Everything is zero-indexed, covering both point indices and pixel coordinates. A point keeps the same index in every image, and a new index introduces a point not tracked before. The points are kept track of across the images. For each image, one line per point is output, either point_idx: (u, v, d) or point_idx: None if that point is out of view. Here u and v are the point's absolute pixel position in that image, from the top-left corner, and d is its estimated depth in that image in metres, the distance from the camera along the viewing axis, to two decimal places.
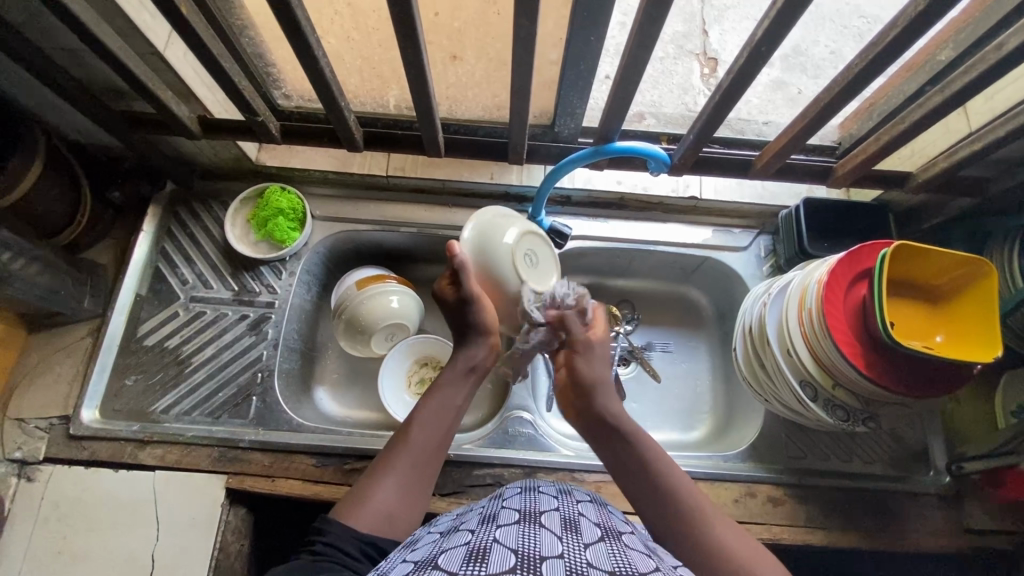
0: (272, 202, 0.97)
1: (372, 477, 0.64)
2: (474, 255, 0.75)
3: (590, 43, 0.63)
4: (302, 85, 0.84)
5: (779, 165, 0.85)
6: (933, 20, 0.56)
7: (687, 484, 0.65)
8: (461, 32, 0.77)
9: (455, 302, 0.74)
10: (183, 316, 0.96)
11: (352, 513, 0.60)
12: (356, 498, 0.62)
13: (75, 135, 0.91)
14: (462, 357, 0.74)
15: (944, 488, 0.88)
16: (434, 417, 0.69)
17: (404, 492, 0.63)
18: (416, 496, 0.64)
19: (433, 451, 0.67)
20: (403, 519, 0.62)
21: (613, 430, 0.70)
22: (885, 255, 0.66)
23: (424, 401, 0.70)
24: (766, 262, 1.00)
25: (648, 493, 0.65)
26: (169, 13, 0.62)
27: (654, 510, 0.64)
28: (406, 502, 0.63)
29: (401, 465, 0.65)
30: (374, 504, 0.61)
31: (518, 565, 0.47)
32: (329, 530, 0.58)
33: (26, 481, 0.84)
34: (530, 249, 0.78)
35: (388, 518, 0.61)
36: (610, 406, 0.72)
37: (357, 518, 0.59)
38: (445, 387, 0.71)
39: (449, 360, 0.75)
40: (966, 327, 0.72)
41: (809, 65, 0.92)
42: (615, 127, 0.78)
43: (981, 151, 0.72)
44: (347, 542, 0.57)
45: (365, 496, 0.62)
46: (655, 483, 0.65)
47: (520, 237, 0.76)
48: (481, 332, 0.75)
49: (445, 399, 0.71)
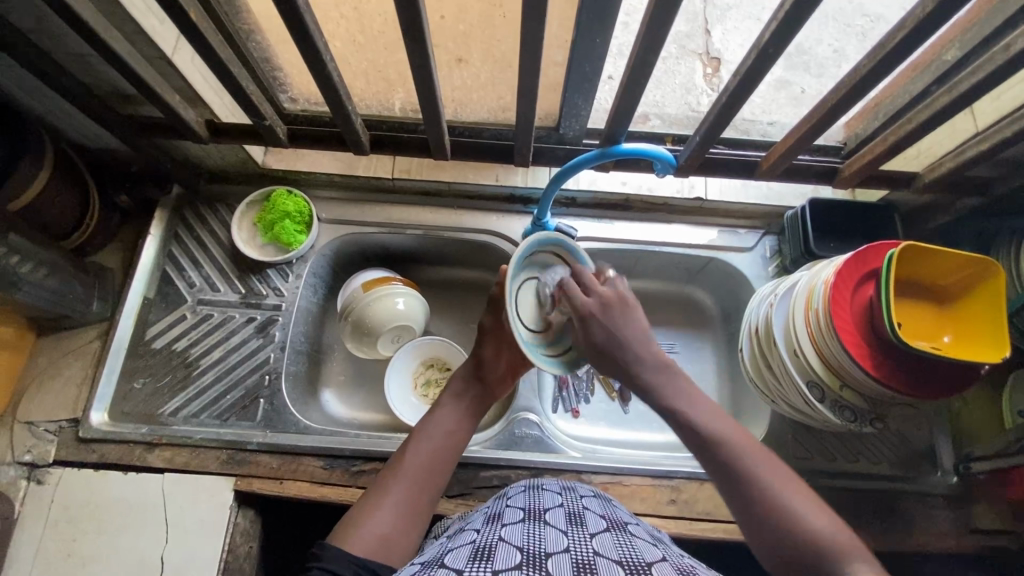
0: (279, 204, 0.97)
1: (370, 502, 0.63)
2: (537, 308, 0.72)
3: (596, 45, 0.63)
4: (308, 89, 0.85)
5: (785, 166, 0.85)
6: (941, 21, 0.56)
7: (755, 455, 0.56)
8: (466, 35, 0.77)
9: (483, 325, 0.80)
10: (190, 318, 0.97)
11: (346, 537, 0.59)
12: (351, 522, 0.61)
13: (82, 139, 0.92)
14: (464, 369, 0.78)
15: (951, 488, 0.88)
16: (431, 440, 0.69)
17: (402, 512, 0.62)
18: (408, 521, 0.62)
19: (429, 472, 0.66)
20: (399, 543, 0.60)
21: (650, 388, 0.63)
22: (893, 255, 0.66)
23: (419, 426, 0.71)
24: (772, 263, 1.00)
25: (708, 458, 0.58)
26: (178, 17, 0.62)
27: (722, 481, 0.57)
28: (401, 524, 0.61)
29: (398, 488, 0.64)
30: (367, 526, 0.60)
31: (524, 562, 0.47)
32: (325, 554, 0.56)
33: (36, 484, 0.85)
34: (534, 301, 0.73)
35: (381, 541, 0.59)
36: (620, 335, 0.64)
37: (353, 543, 0.58)
38: (437, 412, 0.72)
39: (448, 382, 0.76)
40: (975, 327, 0.72)
41: (811, 64, 0.89)
42: (621, 128, 0.78)
43: (987, 151, 0.72)
44: (346, 564, 0.55)
45: (361, 520, 0.60)
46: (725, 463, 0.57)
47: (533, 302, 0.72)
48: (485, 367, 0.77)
49: (438, 425, 0.70)
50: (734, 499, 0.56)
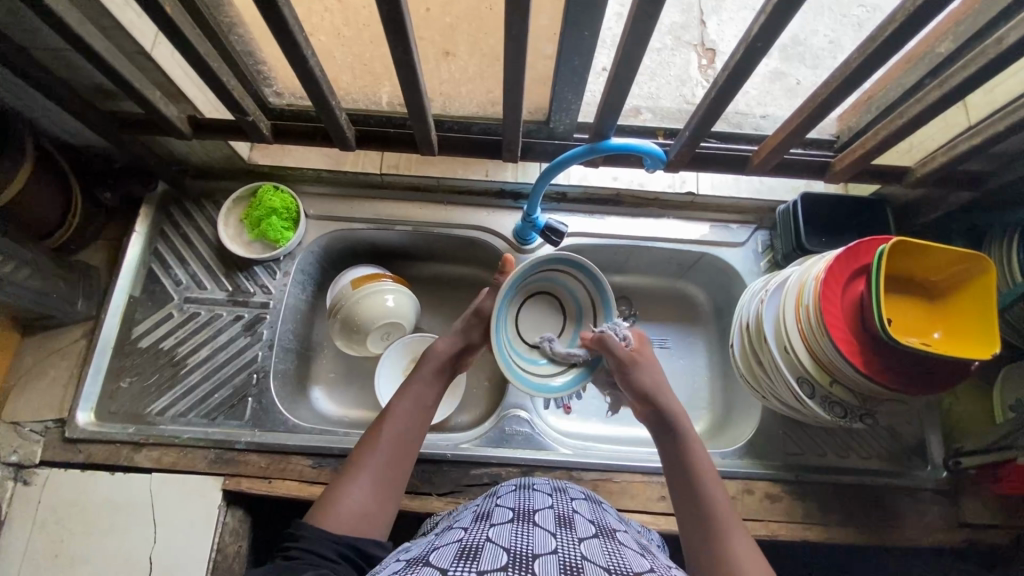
0: (265, 202, 0.96)
1: (345, 476, 0.65)
2: (539, 303, 0.84)
3: (584, 38, 0.62)
4: (292, 83, 0.83)
5: (776, 160, 0.84)
6: (933, 13, 0.55)
7: (719, 490, 0.66)
8: (452, 28, 0.75)
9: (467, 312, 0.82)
10: (177, 317, 0.96)
11: (323, 515, 0.60)
12: (327, 500, 0.62)
13: (63, 136, 0.90)
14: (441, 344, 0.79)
15: (941, 483, 0.88)
16: (407, 413, 0.71)
17: (378, 487, 0.64)
18: (384, 497, 0.64)
19: (402, 448, 0.68)
20: (376, 517, 0.63)
21: (672, 429, 0.72)
22: (882, 251, 0.66)
23: (395, 401, 0.72)
24: (764, 258, 1.00)
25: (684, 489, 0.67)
26: (154, 11, 0.61)
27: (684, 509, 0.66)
28: (378, 498, 0.64)
29: (372, 464, 0.66)
30: (346, 504, 0.62)
31: (510, 563, 0.47)
32: (303, 534, 0.58)
33: (22, 485, 0.84)
34: (547, 304, 0.85)
35: (360, 518, 0.62)
36: (655, 379, 0.76)
37: (330, 522, 0.60)
38: (412, 387, 0.73)
39: (423, 360, 0.77)
40: (964, 323, 0.71)
41: (807, 56, 0.85)
42: (610, 122, 0.77)
43: (979, 145, 0.71)
44: (324, 543, 0.57)
45: (338, 496, 0.62)
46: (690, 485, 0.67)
47: (536, 305, 0.84)
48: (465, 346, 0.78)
49: (414, 400, 0.72)
50: (683, 517, 0.66)
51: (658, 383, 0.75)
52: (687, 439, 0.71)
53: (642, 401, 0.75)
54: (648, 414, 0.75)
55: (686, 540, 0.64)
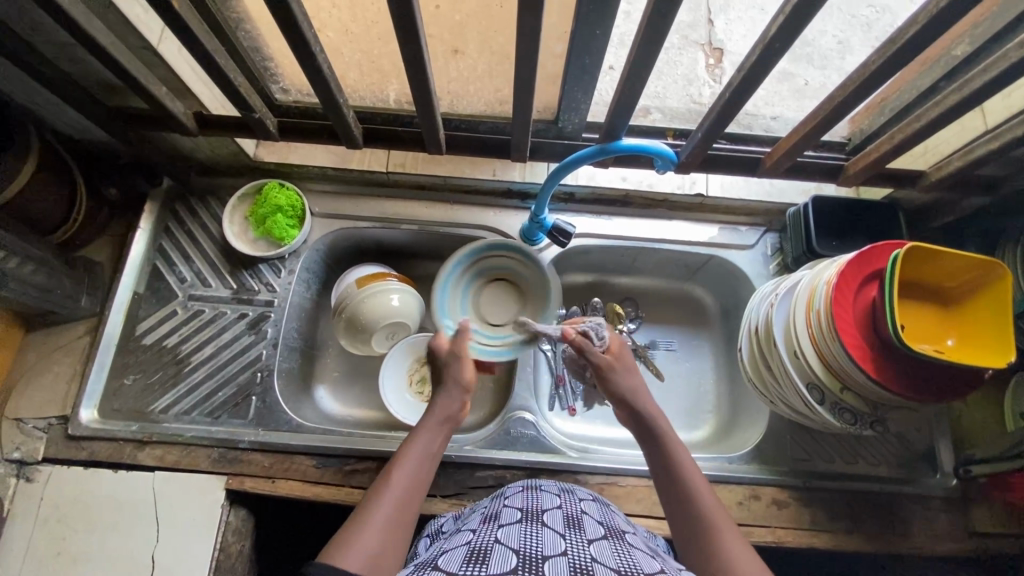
0: (270, 199, 0.95)
1: (357, 518, 0.58)
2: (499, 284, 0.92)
3: (596, 36, 0.61)
4: (299, 80, 0.82)
5: (789, 163, 0.83)
6: (954, 16, 0.54)
7: (705, 488, 0.64)
8: (462, 26, 0.74)
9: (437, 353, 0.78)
10: (181, 315, 0.95)
11: (338, 555, 0.54)
12: (342, 542, 0.55)
13: (69, 131, 0.90)
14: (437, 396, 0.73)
15: (950, 491, 0.87)
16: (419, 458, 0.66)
17: (393, 523, 0.59)
18: (402, 529, 0.59)
19: (415, 485, 0.63)
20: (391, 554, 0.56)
21: (652, 431, 0.71)
22: (898, 256, 0.65)
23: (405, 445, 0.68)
24: (773, 261, 0.99)
25: (673, 493, 0.65)
26: (162, 8, 0.60)
27: (676, 515, 0.64)
28: (392, 533, 0.58)
29: (386, 505, 0.60)
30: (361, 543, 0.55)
31: (520, 565, 0.46)
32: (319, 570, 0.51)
33: (26, 481, 0.84)
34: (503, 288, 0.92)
35: (376, 557, 0.55)
36: (633, 383, 0.76)
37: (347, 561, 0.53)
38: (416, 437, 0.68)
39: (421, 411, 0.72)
40: (980, 330, 0.70)
41: (815, 56, 0.86)
42: (621, 123, 0.76)
43: (997, 150, 0.70)
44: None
45: (352, 536, 0.56)
46: (678, 489, 0.65)
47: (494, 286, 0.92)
48: (460, 382, 0.74)
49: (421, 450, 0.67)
50: (676, 521, 0.64)
51: (636, 387, 0.75)
52: (665, 439, 0.70)
53: (619, 404, 0.75)
54: (630, 420, 0.74)
55: (681, 546, 0.62)
